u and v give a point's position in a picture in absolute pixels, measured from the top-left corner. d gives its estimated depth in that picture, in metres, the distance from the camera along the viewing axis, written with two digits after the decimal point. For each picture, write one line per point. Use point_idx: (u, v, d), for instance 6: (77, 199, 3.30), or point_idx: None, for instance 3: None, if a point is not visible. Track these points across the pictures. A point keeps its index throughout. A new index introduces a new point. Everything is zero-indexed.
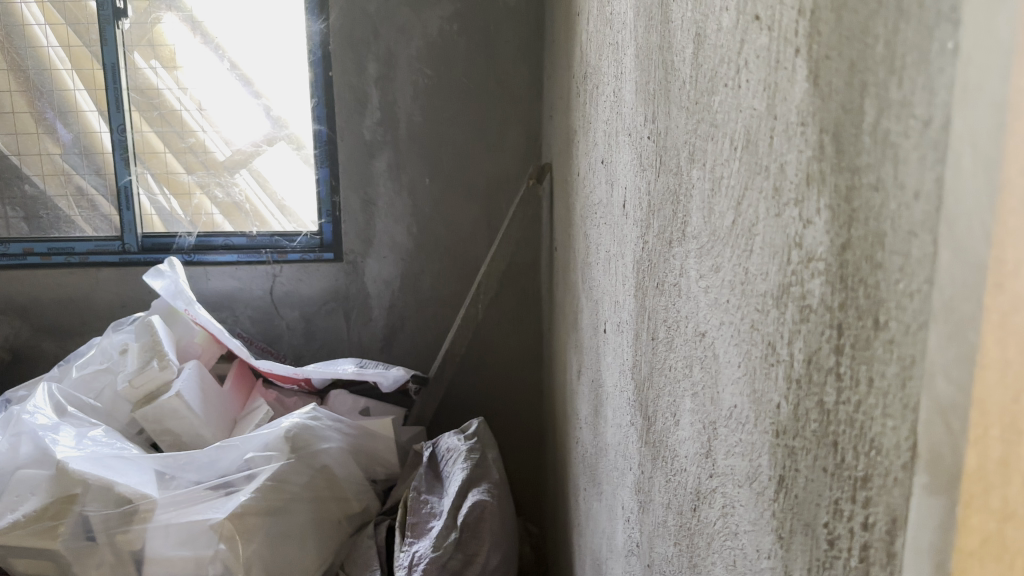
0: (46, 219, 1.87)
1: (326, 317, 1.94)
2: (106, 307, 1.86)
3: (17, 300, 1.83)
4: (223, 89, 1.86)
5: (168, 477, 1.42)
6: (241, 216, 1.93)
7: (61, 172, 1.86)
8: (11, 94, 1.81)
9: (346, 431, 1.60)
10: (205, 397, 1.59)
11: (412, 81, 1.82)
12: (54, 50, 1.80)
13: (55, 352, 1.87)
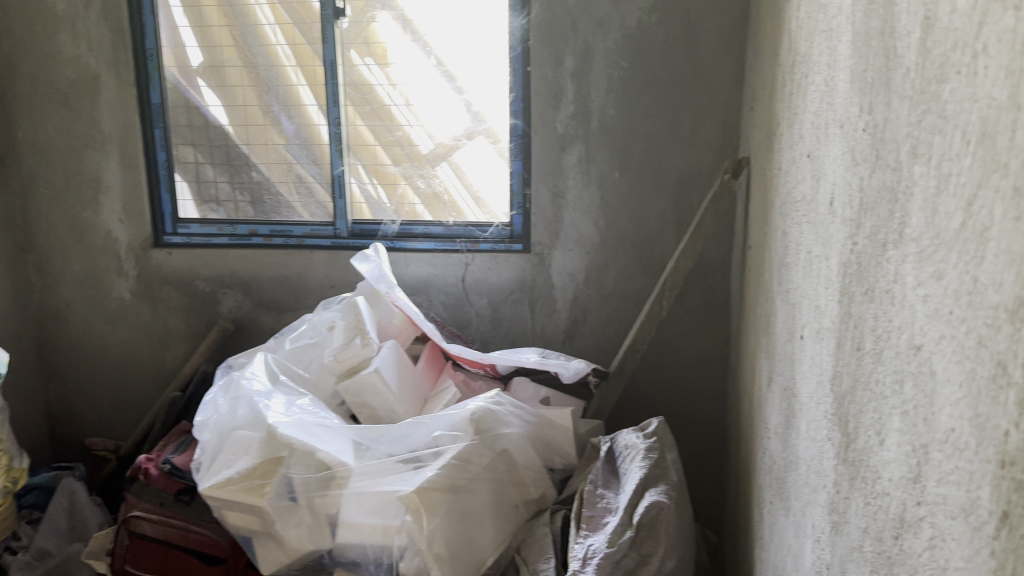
0: (269, 204, 2.05)
1: (513, 306, 1.99)
2: (317, 287, 2.02)
3: (241, 276, 2.03)
4: (428, 84, 1.94)
5: (363, 448, 1.54)
6: (440, 207, 2.01)
7: (284, 162, 2.03)
8: (245, 89, 2.00)
9: (526, 419, 1.63)
10: (400, 376, 1.69)
11: (608, 74, 1.82)
12: (282, 48, 1.95)
13: (271, 325, 2.06)
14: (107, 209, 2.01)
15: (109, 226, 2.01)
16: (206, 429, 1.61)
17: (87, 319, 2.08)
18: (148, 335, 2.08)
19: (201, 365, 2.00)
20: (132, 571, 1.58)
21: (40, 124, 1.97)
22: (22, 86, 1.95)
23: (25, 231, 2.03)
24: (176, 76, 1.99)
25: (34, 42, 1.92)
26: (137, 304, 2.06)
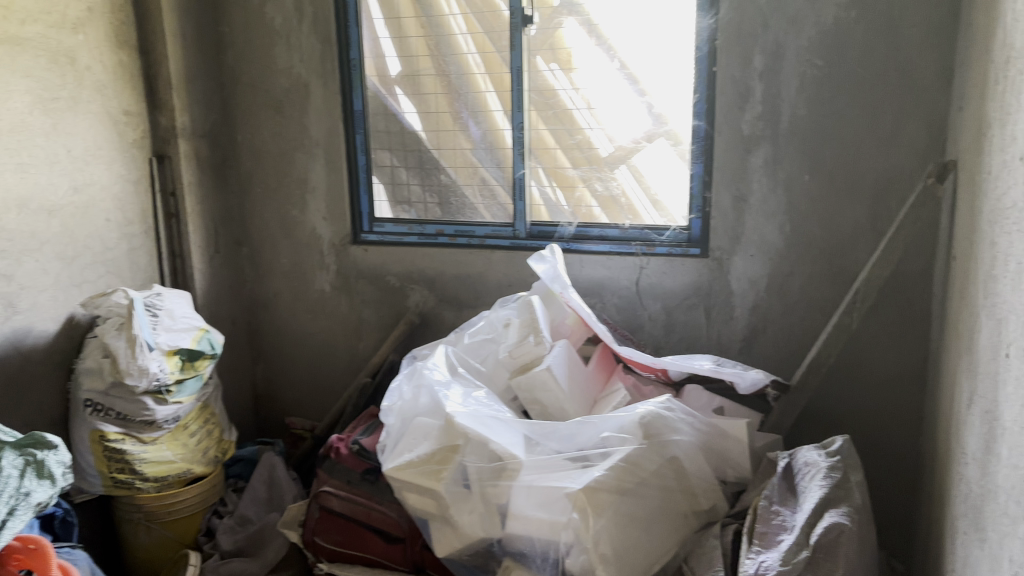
0: (455, 205, 2.16)
1: (688, 311, 1.95)
2: (495, 285, 2.09)
3: (427, 273, 2.14)
4: (610, 87, 1.96)
5: (534, 443, 1.57)
6: (617, 210, 2.01)
7: (470, 165, 2.12)
8: (437, 96, 2.11)
9: (699, 428, 1.59)
10: (572, 375, 1.72)
11: (800, 73, 1.75)
12: (472, 56, 2.05)
13: (452, 321, 2.16)
14: (312, 207, 2.19)
15: (313, 223, 2.20)
16: (390, 413, 1.72)
17: (291, 307, 2.29)
18: (343, 325, 2.26)
19: (389, 355, 2.13)
20: (320, 542, 1.70)
21: (257, 130, 2.19)
22: (244, 95, 2.18)
23: (242, 225, 2.27)
24: (376, 85, 2.13)
25: (256, 55, 2.14)
26: (334, 296, 2.24)
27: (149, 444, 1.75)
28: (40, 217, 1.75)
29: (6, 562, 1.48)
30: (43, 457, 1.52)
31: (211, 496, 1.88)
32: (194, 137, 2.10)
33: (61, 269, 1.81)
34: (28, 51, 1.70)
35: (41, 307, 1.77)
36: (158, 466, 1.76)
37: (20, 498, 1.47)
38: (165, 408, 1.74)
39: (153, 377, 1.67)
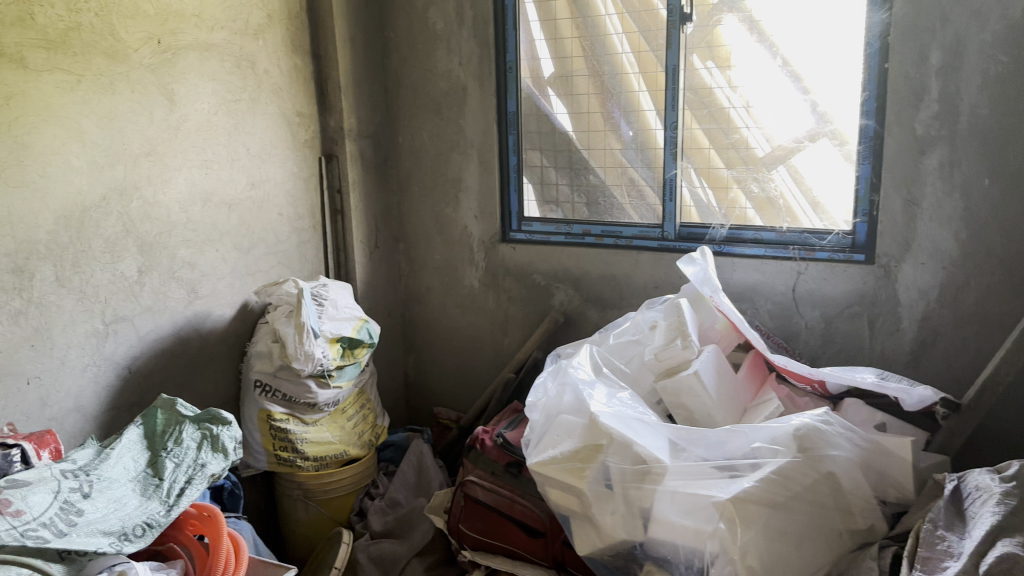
0: (603, 205, 2.14)
1: (849, 321, 1.86)
2: (642, 287, 2.07)
3: (573, 273, 2.15)
4: (771, 86, 1.89)
5: (680, 448, 1.55)
6: (773, 212, 1.94)
7: (619, 165, 2.09)
8: (589, 97, 2.09)
9: (858, 444, 1.51)
10: (721, 382, 1.67)
11: (982, 69, 1.62)
12: (626, 56, 2.01)
13: (597, 321, 2.15)
14: (465, 206, 2.26)
15: (465, 221, 2.27)
16: (536, 409, 1.75)
17: (442, 302, 2.37)
18: (490, 321, 2.31)
19: (533, 353, 2.16)
20: (465, 530, 1.74)
21: (417, 131, 2.28)
22: (406, 98, 2.27)
23: (400, 222, 2.38)
24: (530, 87, 2.16)
25: (418, 59, 2.22)
26: (483, 292, 2.30)
27: (310, 425, 1.87)
28: (222, 210, 1.92)
29: (183, 527, 1.60)
30: (217, 432, 1.66)
31: (363, 479, 1.97)
32: (360, 137, 2.22)
33: (238, 259, 1.98)
34: (215, 56, 1.87)
35: (219, 293, 1.94)
36: (318, 446, 1.86)
37: (196, 468, 1.60)
38: (327, 391, 1.85)
39: (317, 362, 1.78)
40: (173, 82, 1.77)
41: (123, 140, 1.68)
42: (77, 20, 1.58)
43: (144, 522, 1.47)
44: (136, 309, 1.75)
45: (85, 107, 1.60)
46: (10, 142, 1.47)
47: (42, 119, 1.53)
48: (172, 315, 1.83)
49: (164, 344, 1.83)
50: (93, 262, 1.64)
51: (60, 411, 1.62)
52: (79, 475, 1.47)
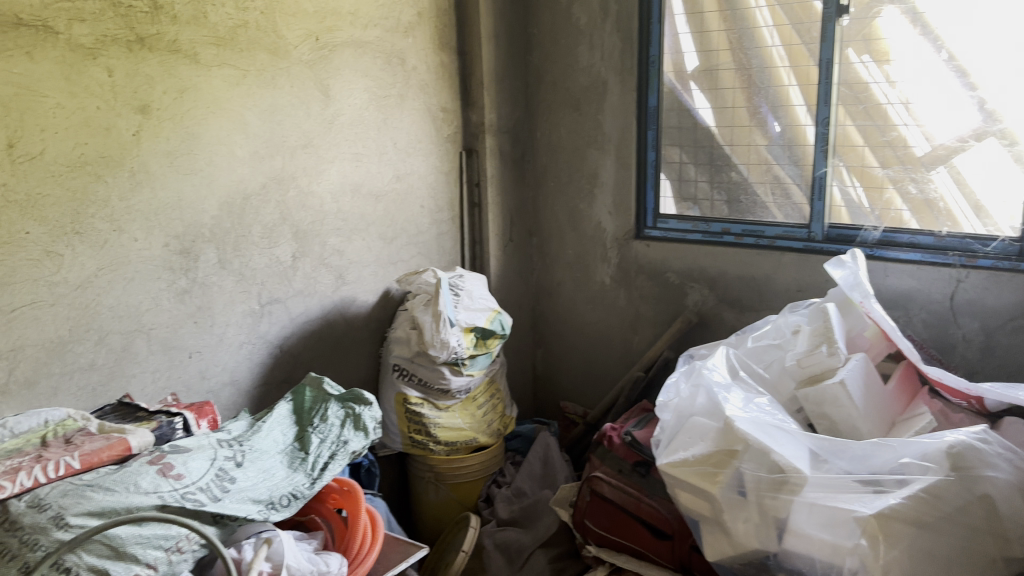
0: (745, 203, 2.07)
1: (1013, 334, 1.73)
2: (784, 289, 2.00)
3: (709, 272, 2.11)
4: (935, 82, 1.76)
5: (821, 459, 1.48)
6: (930, 216, 1.83)
7: (763, 162, 2.02)
8: (734, 91, 2.02)
9: (1019, 466, 1.38)
10: (868, 393, 1.59)
11: None
12: (776, 49, 1.93)
13: (733, 322, 2.10)
14: (599, 202, 2.26)
15: (599, 217, 2.27)
16: (667, 409, 1.73)
17: (573, 297, 2.38)
18: (621, 318, 2.29)
19: (663, 352, 2.14)
20: (590, 525, 1.76)
21: (555, 126, 2.30)
22: (545, 93, 2.30)
23: (535, 216, 2.41)
24: (673, 81, 2.11)
25: (560, 54, 2.24)
26: (614, 289, 2.29)
27: (443, 411, 1.93)
28: (369, 201, 2.04)
29: (325, 500, 1.70)
30: (359, 411, 1.76)
31: (491, 466, 2.00)
32: (501, 132, 2.26)
33: (382, 248, 2.09)
34: (368, 53, 1.97)
35: (364, 280, 2.07)
36: (449, 431, 1.92)
37: (339, 445, 1.69)
38: (460, 379, 1.90)
39: (451, 351, 1.83)
40: (328, 78, 1.90)
41: (282, 132, 1.85)
42: (244, 18, 1.74)
43: (290, 493, 1.56)
44: (289, 292, 1.91)
45: (249, 100, 1.77)
46: (181, 132, 1.67)
47: (208, 112, 1.71)
48: (320, 299, 1.98)
49: (313, 325, 1.98)
50: (252, 247, 1.82)
51: (216, 384, 1.81)
52: (233, 445, 1.57)
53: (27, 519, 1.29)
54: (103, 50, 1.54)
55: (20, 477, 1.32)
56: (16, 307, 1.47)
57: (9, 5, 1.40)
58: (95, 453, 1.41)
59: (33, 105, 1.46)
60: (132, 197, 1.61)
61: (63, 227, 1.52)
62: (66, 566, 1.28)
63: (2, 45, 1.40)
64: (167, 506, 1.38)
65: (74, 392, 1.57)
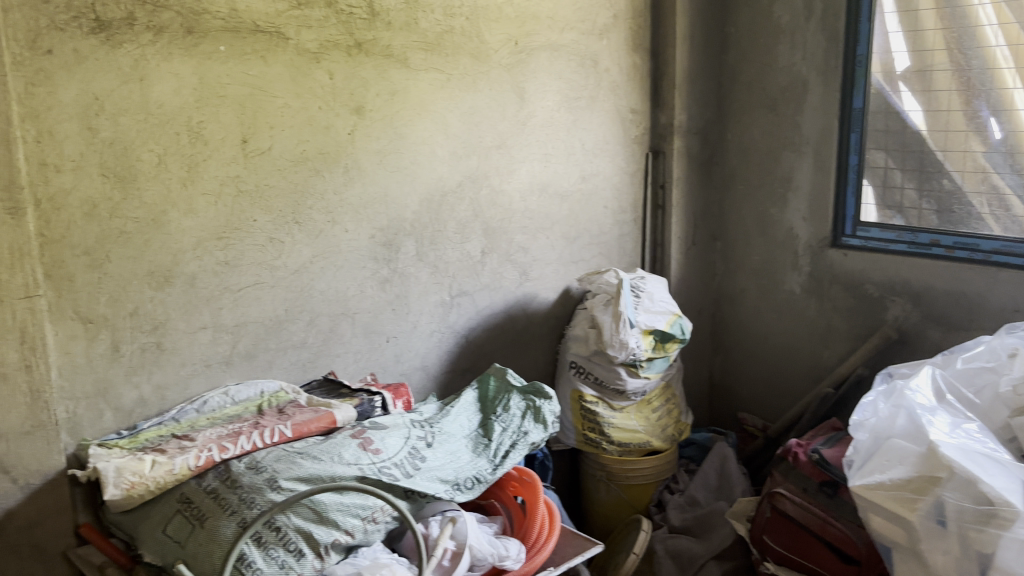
0: (959, 214, 1.93)
1: None
2: (999, 309, 1.84)
3: (913, 286, 1.98)
4: None
5: None
6: None
7: (980, 170, 1.88)
8: (950, 94, 1.89)
9: None
10: None
11: None
12: (1001, 49, 1.79)
13: (937, 342, 1.96)
14: (793, 207, 2.19)
15: (793, 223, 2.20)
16: (862, 429, 1.64)
17: (758, 305, 2.33)
18: (811, 329, 2.21)
19: (857, 369, 2.05)
20: (770, 542, 1.72)
21: (749, 127, 2.25)
22: (740, 93, 2.26)
23: (720, 220, 2.38)
24: (881, 82, 2.00)
25: (757, 53, 2.19)
26: (805, 299, 2.21)
27: (618, 412, 1.94)
28: (555, 200, 2.10)
29: (505, 487, 1.76)
30: (539, 404, 1.80)
31: (665, 471, 1.98)
32: (691, 133, 2.25)
33: (565, 247, 2.14)
34: (564, 55, 2.03)
35: (546, 278, 2.13)
36: (624, 433, 1.93)
37: (520, 435, 1.75)
38: (636, 381, 1.90)
39: (630, 351, 1.83)
40: (525, 81, 1.98)
41: (480, 133, 1.94)
42: (451, 24, 1.84)
43: (474, 476, 1.64)
44: (477, 285, 2.00)
45: (451, 103, 1.88)
46: (390, 133, 1.80)
47: (416, 113, 1.83)
48: (505, 294, 2.06)
49: (497, 319, 2.06)
50: (446, 241, 1.93)
51: (409, 368, 1.93)
52: (424, 426, 1.67)
53: (246, 479, 1.40)
54: (326, 54, 1.69)
55: (241, 441, 1.48)
56: (242, 287, 1.66)
57: (249, 14, 1.59)
58: (304, 423, 1.55)
59: (265, 105, 1.63)
60: (345, 191, 1.76)
61: (285, 216, 1.69)
62: (277, 525, 1.40)
63: (244, 49, 1.59)
64: (365, 478, 1.46)
65: (286, 366, 1.75)
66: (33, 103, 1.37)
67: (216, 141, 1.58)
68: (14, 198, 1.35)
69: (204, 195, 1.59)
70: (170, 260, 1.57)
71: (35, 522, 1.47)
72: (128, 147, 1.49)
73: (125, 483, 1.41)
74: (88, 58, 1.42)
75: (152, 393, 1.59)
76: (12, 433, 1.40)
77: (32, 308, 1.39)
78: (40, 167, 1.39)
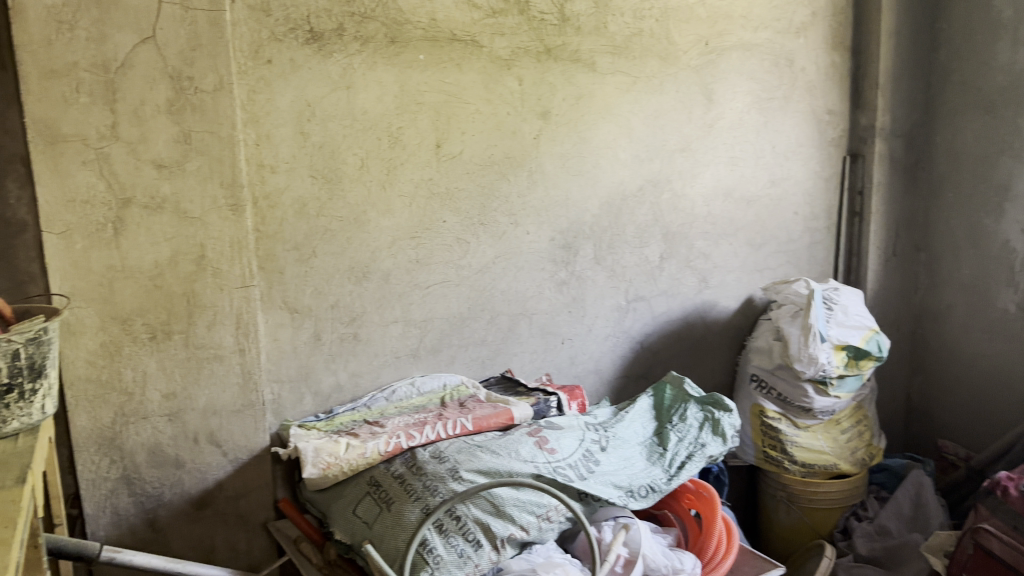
0: None
1: None
2: None
3: None
4: None
5: None
6: None
7: None
8: None
9: None
10: None
11: None
12: None
13: None
14: (1010, 217, 1.99)
15: (1009, 235, 2.00)
16: None
17: (965, 324, 2.15)
18: None
19: None
20: None
21: (961, 130, 2.09)
22: (951, 93, 2.10)
23: (925, 230, 2.22)
24: None
25: (975, 51, 2.02)
26: (1020, 319, 2.00)
27: (802, 431, 1.85)
28: (740, 206, 2.04)
29: (680, 498, 1.71)
30: (718, 416, 1.74)
31: (852, 498, 1.86)
32: (890, 137, 2.11)
33: (749, 254, 2.07)
34: (756, 55, 1.97)
35: (727, 286, 2.07)
36: (808, 454, 1.83)
37: (696, 446, 1.70)
38: (824, 400, 1.80)
39: (820, 367, 1.74)
40: (714, 82, 1.93)
41: (665, 136, 1.91)
42: (640, 27, 1.83)
43: (649, 485, 1.60)
44: (655, 291, 1.98)
45: (637, 106, 1.86)
46: (575, 137, 1.82)
47: (602, 116, 1.83)
48: (683, 300, 2.02)
49: (675, 326, 2.02)
50: (624, 245, 1.92)
51: (583, 370, 1.93)
52: (599, 430, 1.66)
53: (430, 468, 1.45)
54: (517, 60, 1.72)
55: (426, 430, 1.54)
56: (430, 284, 1.72)
57: (447, 23, 1.65)
58: (484, 418, 1.59)
59: (458, 111, 1.69)
60: (528, 194, 1.79)
61: (472, 218, 1.74)
62: (457, 514, 1.43)
63: (441, 57, 1.65)
64: (541, 476, 1.47)
65: (467, 362, 1.80)
66: (254, 109, 1.49)
67: (413, 145, 1.66)
68: (234, 196, 1.47)
69: (400, 197, 1.66)
70: (368, 256, 1.65)
71: (241, 494, 1.59)
72: (335, 150, 1.59)
73: (322, 463, 1.50)
74: (302, 67, 1.53)
75: (347, 380, 1.68)
76: (225, 410, 1.53)
77: (247, 297, 1.51)
78: (258, 167, 1.51)
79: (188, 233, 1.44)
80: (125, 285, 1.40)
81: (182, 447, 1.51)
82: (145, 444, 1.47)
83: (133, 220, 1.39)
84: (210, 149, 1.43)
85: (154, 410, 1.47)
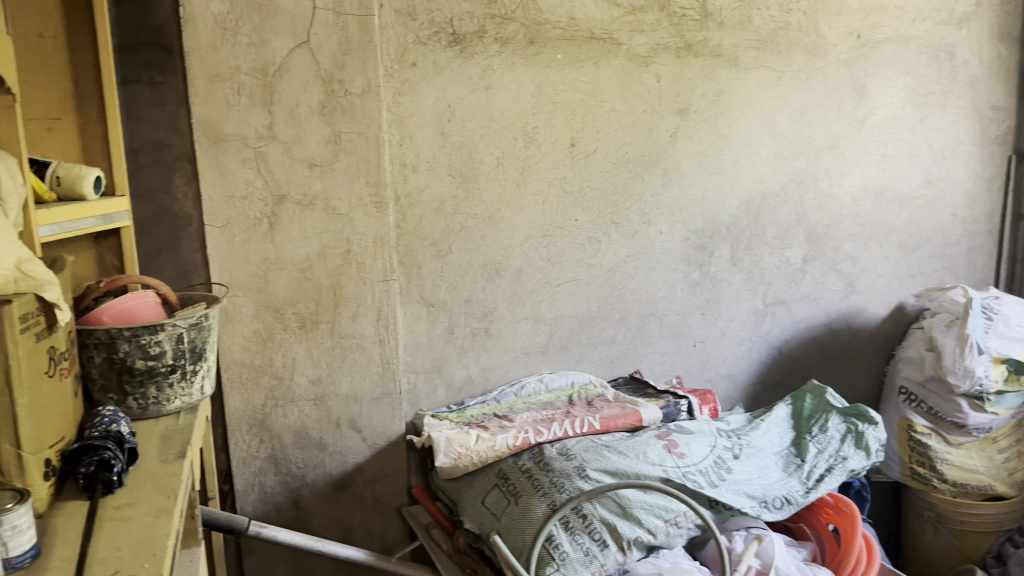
0: None
1: None
2: None
3: None
4: None
5: None
6: None
7: None
8: None
9: None
10: None
11: None
12: None
13: None
14: None
15: None
16: None
17: None
18: None
19: None
20: None
21: None
22: None
23: None
24: None
25: None
26: None
27: (955, 447, 1.74)
28: (893, 207, 1.95)
29: (817, 512, 1.64)
30: (862, 429, 1.66)
31: (1010, 522, 1.72)
32: None
33: (901, 258, 1.98)
34: (913, 47, 1.87)
35: (876, 291, 1.98)
36: (959, 471, 1.72)
37: (836, 459, 1.63)
38: (980, 416, 1.69)
39: (976, 381, 1.64)
40: (865, 76, 1.85)
41: (810, 133, 1.84)
42: (786, 20, 1.77)
43: (785, 496, 1.54)
44: (795, 295, 1.91)
45: (781, 102, 1.80)
46: (713, 134, 1.78)
47: (743, 113, 1.79)
48: (826, 305, 1.94)
49: (815, 332, 1.95)
50: (764, 246, 1.87)
51: (715, 374, 1.90)
52: (731, 436, 1.62)
53: (557, 464, 1.46)
54: (655, 57, 1.70)
55: (554, 426, 1.56)
56: (561, 282, 1.74)
57: (587, 22, 1.65)
58: (612, 418, 1.59)
59: (594, 110, 1.69)
60: (663, 193, 1.77)
61: (604, 217, 1.74)
62: (584, 512, 1.43)
63: (579, 56, 1.66)
64: (669, 480, 1.45)
65: (595, 361, 1.81)
66: (399, 110, 1.55)
67: (548, 144, 1.67)
68: (378, 194, 1.53)
69: (533, 196, 1.68)
70: (502, 253, 1.68)
71: (377, 479, 1.66)
72: (473, 149, 1.62)
73: (453, 453, 1.54)
74: (445, 69, 1.57)
75: (478, 373, 1.72)
76: (365, 398, 1.60)
77: (388, 290, 1.57)
78: (401, 167, 1.57)
79: (336, 228, 1.51)
80: (279, 275, 1.49)
81: (325, 431, 1.59)
82: (292, 427, 1.56)
83: (287, 215, 1.48)
84: (357, 149, 1.50)
85: (301, 394, 1.55)
